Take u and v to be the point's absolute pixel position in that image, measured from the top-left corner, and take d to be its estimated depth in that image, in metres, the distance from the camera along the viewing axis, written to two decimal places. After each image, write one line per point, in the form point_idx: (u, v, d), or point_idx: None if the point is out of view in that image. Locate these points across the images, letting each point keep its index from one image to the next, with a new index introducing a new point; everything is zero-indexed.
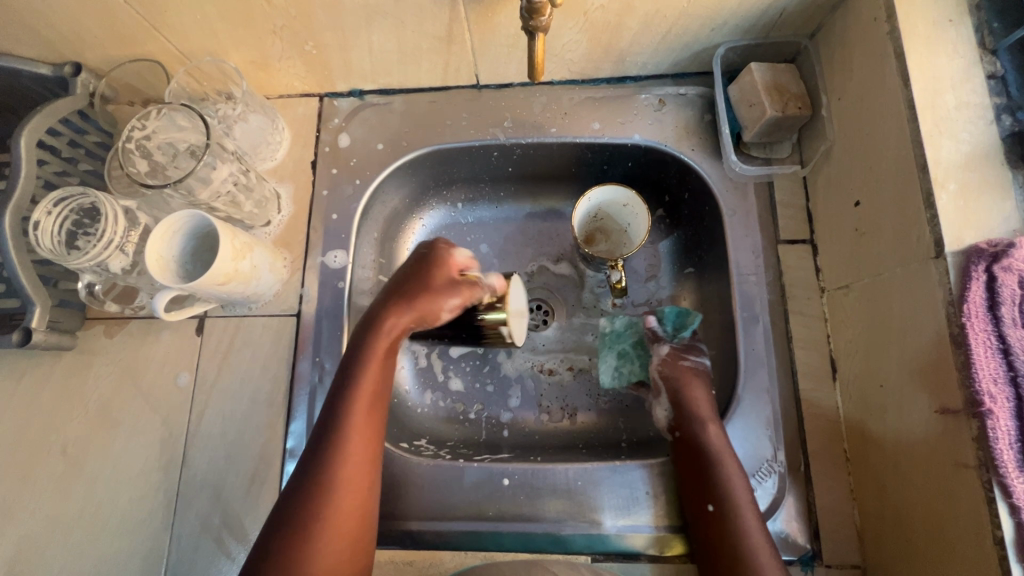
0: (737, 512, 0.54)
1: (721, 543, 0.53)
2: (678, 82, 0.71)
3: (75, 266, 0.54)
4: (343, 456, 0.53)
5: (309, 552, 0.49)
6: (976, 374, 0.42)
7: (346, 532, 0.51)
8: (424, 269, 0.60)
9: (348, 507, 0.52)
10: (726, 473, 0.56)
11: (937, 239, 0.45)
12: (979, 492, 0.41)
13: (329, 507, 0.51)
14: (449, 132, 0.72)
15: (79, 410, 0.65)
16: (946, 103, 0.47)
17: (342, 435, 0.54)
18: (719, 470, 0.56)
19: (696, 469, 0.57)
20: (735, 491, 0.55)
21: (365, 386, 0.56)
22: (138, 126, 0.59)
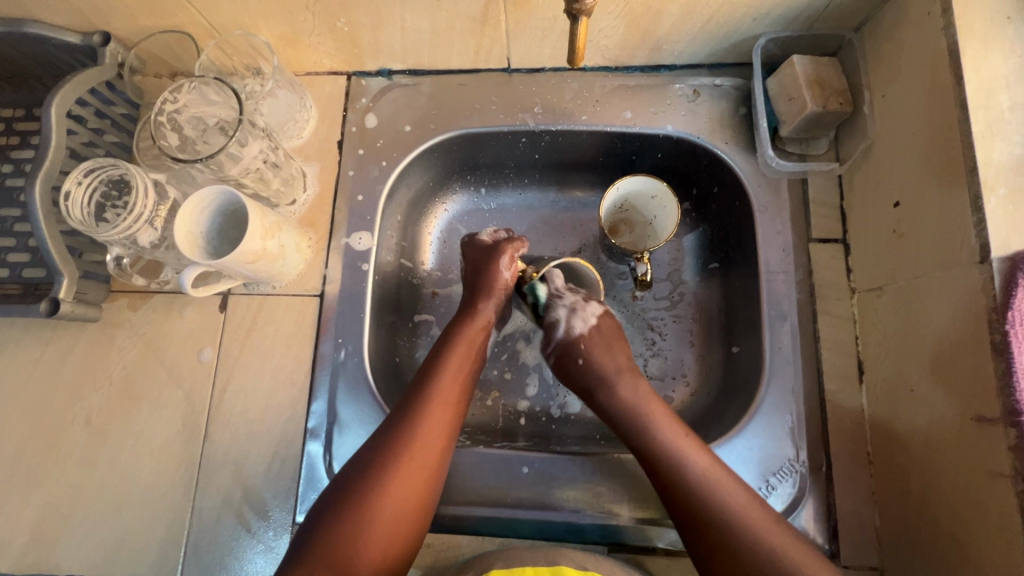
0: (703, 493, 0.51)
1: (704, 529, 0.50)
2: (714, 73, 0.69)
3: (104, 238, 0.54)
4: (419, 419, 0.56)
5: (366, 510, 0.51)
6: (1016, 383, 0.41)
7: (407, 497, 0.53)
8: (485, 254, 0.66)
9: (413, 470, 0.54)
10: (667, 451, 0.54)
11: (983, 244, 0.44)
12: (1013, 502, 0.41)
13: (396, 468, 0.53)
14: (478, 116, 0.71)
15: (103, 381, 0.66)
16: (1000, 104, 0.46)
17: (424, 399, 0.58)
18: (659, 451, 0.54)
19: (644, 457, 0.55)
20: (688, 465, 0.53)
21: (453, 354, 0.61)
22: (169, 100, 0.58)
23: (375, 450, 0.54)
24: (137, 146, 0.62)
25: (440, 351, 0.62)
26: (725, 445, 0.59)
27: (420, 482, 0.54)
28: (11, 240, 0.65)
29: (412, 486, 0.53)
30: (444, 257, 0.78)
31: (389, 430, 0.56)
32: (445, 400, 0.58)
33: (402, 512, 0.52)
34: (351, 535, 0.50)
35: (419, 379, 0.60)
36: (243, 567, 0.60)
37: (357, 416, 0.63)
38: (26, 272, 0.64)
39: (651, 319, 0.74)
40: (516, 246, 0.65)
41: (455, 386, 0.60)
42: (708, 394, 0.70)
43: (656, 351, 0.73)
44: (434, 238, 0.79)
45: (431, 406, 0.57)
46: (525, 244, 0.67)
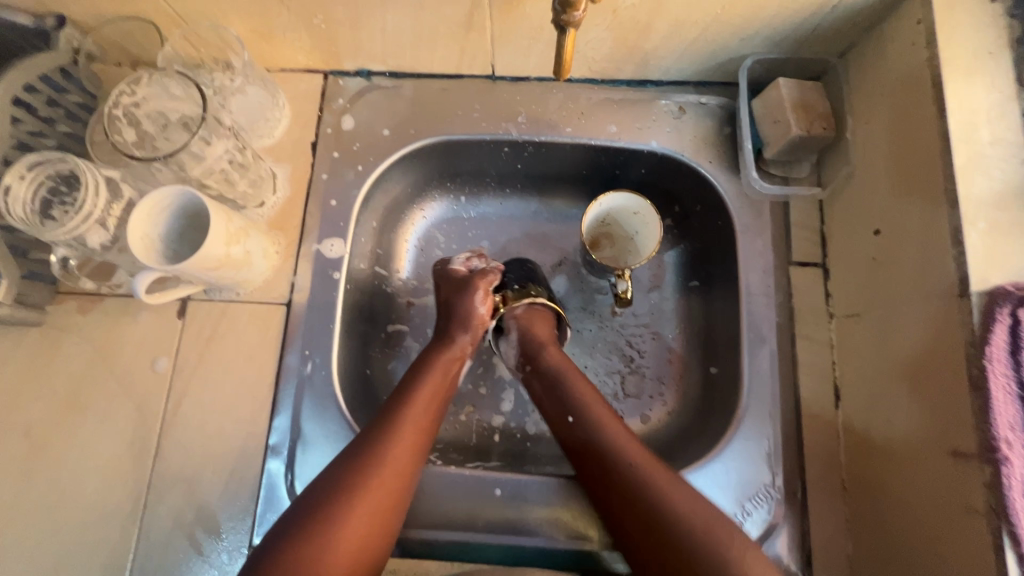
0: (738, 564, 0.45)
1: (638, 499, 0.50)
2: (700, 90, 0.69)
3: (51, 238, 0.50)
4: (389, 448, 0.53)
5: (318, 554, 0.46)
6: (993, 420, 0.41)
7: (366, 535, 0.49)
8: (456, 285, 0.66)
9: (375, 504, 0.50)
10: (700, 521, 0.47)
11: (962, 277, 0.44)
12: (988, 540, 0.41)
13: (359, 503, 0.49)
14: (460, 122, 0.69)
15: (45, 390, 0.61)
16: (981, 138, 0.46)
17: (397, 428, 0.54)
18: (674, 509, 0.48)
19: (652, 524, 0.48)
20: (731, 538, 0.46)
21: (428, 379, 0.60)
22: (127, 92, 0.54)
23: (335, 481, 0.50)
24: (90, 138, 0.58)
25: (415, 375, 0.60)
26: (703, 469, 0.58)
27: (381, 519, 0.50)
28: None
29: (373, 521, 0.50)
30: (420, 266, 0.77)
31: (352, 458, 0.52)
32: (418, 432, 0.56)
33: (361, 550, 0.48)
34: None
35: (391, 405, 0.57)
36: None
37: (323, 433, 0.60)
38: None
39: (630, 336, 0.74)
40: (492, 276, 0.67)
41: (427, 414, 0.57)
42: (684, 413, 0.69)
43: (633, 368, 0.73)
44: (410, 246, 0.76)
45: (404, 435, 0.54)
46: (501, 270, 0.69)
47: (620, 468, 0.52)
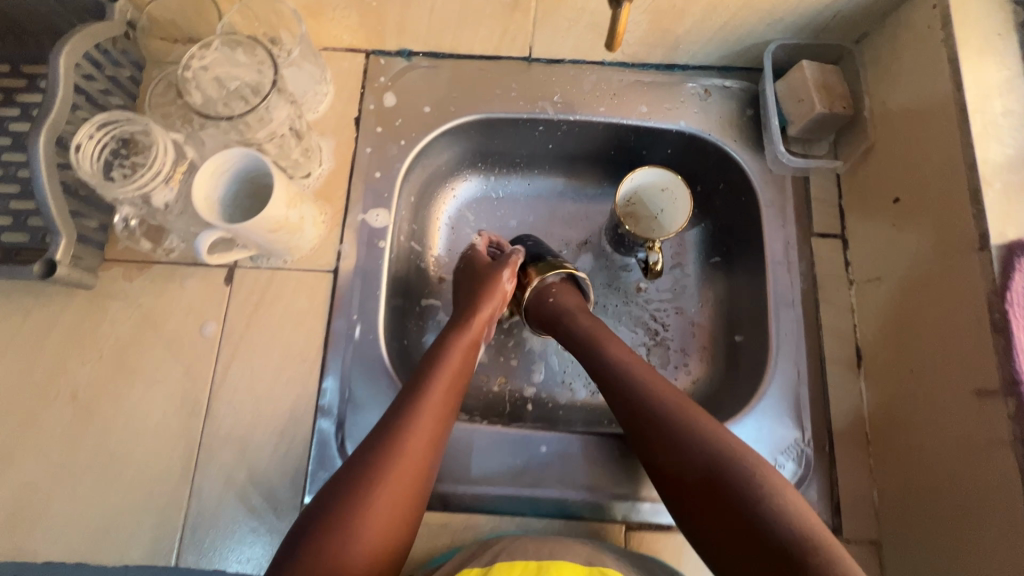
0: (767, 508, 0.46)
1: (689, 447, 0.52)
2: (724, 75, 0.73)
3: (116, 194, 0.52)
4: (407, 437, 0.52)
5: (352, 526, 0.46)
6: (1016, 357, 0.45)
7: (394, 514, 0.49)
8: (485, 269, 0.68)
9: (395, 495, 0.49)
10: (738, 455, 0.50)
11: (982, 233, 0.49)
12: (1013, 467, 0.45)
13: (379, 495, 0.48)
14: (498, 101, 0.72)
15: (93, 354, 0.62)
16: (994, 109, 0.51)
17: (415, 416, 0.53)
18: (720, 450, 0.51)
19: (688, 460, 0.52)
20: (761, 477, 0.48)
21: (444, 365, 0.59)
22: (197, 56, 0.57)
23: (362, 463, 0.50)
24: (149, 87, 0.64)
25: (432, 362, 0.59)
26: (737, 424, 0.62)
27: (412, 493, 0.50)
28: None
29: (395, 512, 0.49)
30: (453, 243, 0.79)
31: (372, 448, 0.51)
32: (435, 420, 0.55)
33: (384, 541, 0.47)
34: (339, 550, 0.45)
35: (407, 391, 0.56)
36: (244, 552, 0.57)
37: (372, 394, 0.61)
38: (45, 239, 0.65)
39: (655, 310, 0.77)
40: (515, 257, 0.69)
41: (444, 400, 0.56)
42: (710, 380, 0.72)
43: (659, 341, 0.75)
44: (442, 224, 0.79)
45: (422, 423, 0.53)
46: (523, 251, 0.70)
47: (655, 413, 0.55)
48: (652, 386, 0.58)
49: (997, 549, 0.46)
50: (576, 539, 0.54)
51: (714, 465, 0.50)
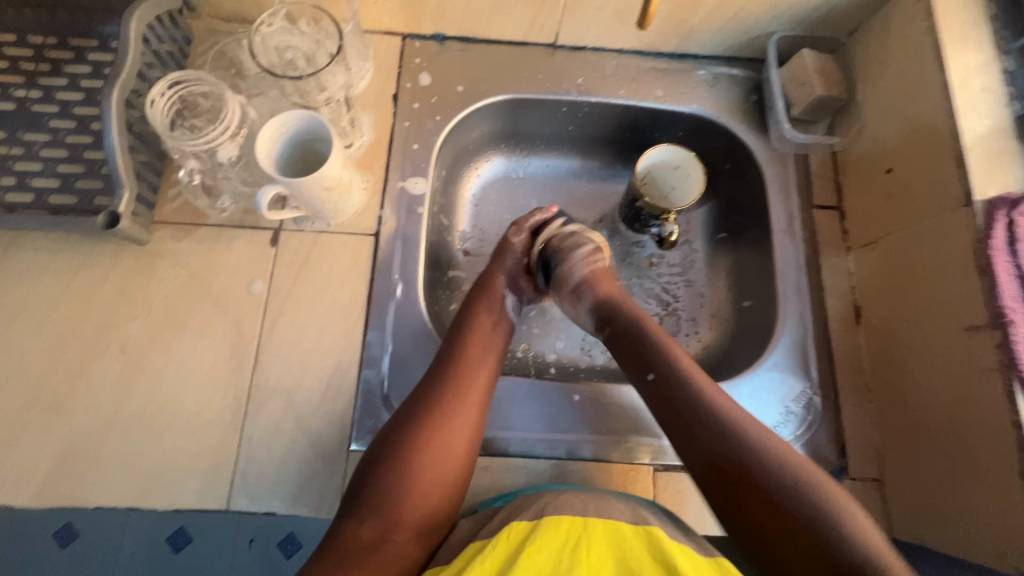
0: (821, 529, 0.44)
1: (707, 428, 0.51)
2: (730, 64, 0.80)
3: (187, 147, 0.56)
4: (447, 408, 0.55)
5: (394, 493, 0.51)
6: (1000, 294, 0.52)
7: (430, 483, 0.52)
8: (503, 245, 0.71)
9: (434, 458, 0.53)
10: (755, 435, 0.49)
11: (967, 191, 0.56)
12: (1000, 389, 0.51)
13: (421, 457, 0.52)
14: (526, 82, 0.77)
15: (142, 310, 0.64)
16: (973, 87, 0.59)
17: (456, 389, 0.56)
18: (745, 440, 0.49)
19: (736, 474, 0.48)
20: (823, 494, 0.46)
21: (478, 334, 0.62)
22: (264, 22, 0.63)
23: (398, 435, 0.53)
24: (193, 54, 0.71)
25: (468, 333, 0.61)
26: (753, 374, 0.68)
27: (447, 464, 0.53)
28: (81, 166, 0.66)
29: (438, 476, 0.53)
30: (478, 219, 0.82)
31: (413, 415, 0.55)
32: (476, 390, 0.57)
33: (430, 497, 0.52)
34: (384, 511, 0.50)
35: (442, 366, 0.58)
36: (250, 534, 0.58)
37: (414, 347, 0.65)
38: (96, 200, 0.65)
39: (666, 283, 0.81)
40: (539, 212, 0.72)
41: (486, 370, 0.59)
42: (721, 344, 0.77)
43: (670, 311, 0.80)
44: (468, 200, 0.82)
45: (463, 395, 0.56)
46: (553, 211, 0.73)
47: (697, 419, 0.51)
48: (688, 369, 0.55)
49: (987, 466, 0.52)
50: (617, 496, 0.55)
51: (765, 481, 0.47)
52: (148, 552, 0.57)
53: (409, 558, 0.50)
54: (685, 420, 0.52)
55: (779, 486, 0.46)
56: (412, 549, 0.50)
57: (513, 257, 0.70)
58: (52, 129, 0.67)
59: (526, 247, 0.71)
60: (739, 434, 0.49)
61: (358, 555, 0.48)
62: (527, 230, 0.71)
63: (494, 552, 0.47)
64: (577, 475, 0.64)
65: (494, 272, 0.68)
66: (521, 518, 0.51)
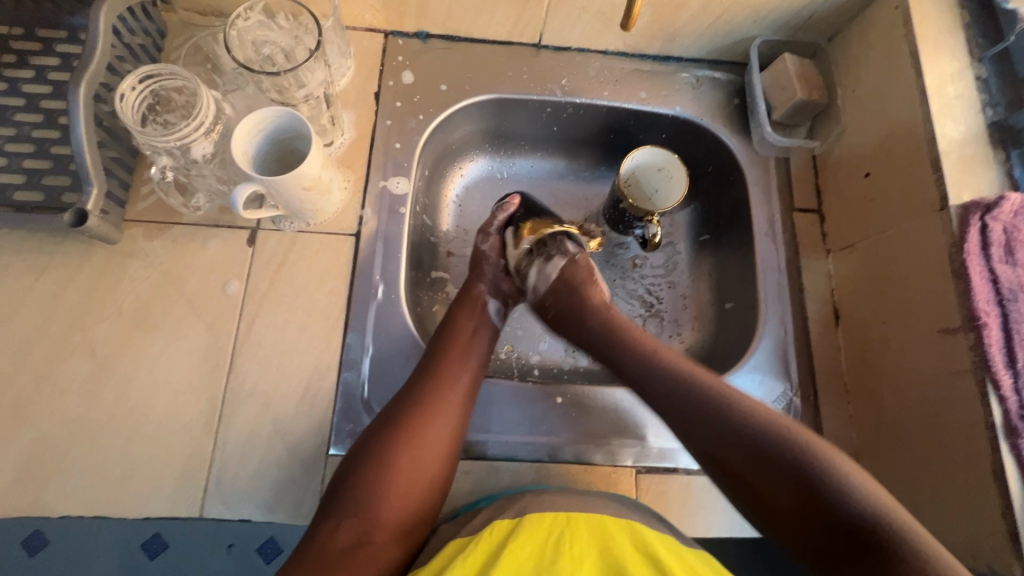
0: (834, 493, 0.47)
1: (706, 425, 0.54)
2: (713, 67, 0.81)
3: (158, 143, 0.54)
4: (427, 408, 0.55)
5: (372, 497, 0.50)
6: (973, 296, 0.53)
7: (408, 487, 0.51)
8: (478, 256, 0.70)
9: (412, 460, 0.52)
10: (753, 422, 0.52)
11: (942, 195, 0.57)
12: (974, 390, 0.52)
13: (400, 458, 0.52)
14: (511, 82, 0.77)
15: (112, 311, 0.62)
16: (949, 93, 0.60)
17: (436, 390, 0.56)
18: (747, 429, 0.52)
19: (752, 460, 0.51)
20: (828, 462, 0.49)
21: (458, 336, 0.62)
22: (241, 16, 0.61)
23: (375, 439, 0.53)
24: (167, 48, 0.69)
25: (449, 336, 0.61)
26: (735, 375, 0.68)
27: (426, 469, 0.53)
28: (48, 162, 0.64)
29: (416, 481, 0.52)
30: (461, 219, 0.81)
31: (394, 416, 0.54)
32: (456, 391, 0.57)
33: (409, 499, 0.51)
34: (360, 516, 0.49)
35: (422, 370, 0.58)
36: (229, 539, 0.56)
37: (395, 349, 0.64)
38: (64, 197, 0.63)
39: (649, 285, 0.81)
40: (502, 210, 0.71)
41: (467, 374, 0.59)
42: (703, 345, 0.78)
43: (653, 312, 0.80)
44: (451, 200, 0.81)
45: (443, 399, 0.56)
46: (515, 202, 0.71)
47: (711, 425, 0.53)
48: (683, 368, 0.58)
49: (960, 466, 0.53)
50: (601, 494, 0.54)
51: (756, 446, 0.51)
52: (123, 559, 0.55)
53: (387, 561, 0.50)
54: (692, 420, 0.55)
55: (793, 457, 0.49)
56: (390, 550, 0.50)
57: (491, 263, 0.69)
58: (16, 123, 0.65)
59: (498, 249, 0.70)
60: (745, 418, 0.53)
61: (336, 559, 0.47)
62: (495, 231, 0.71)
63: (476, 550, 0.47)
64: (560, 478, 0.64)
65: (474, 282, 0.68)
66: (502, 517, 0.50)
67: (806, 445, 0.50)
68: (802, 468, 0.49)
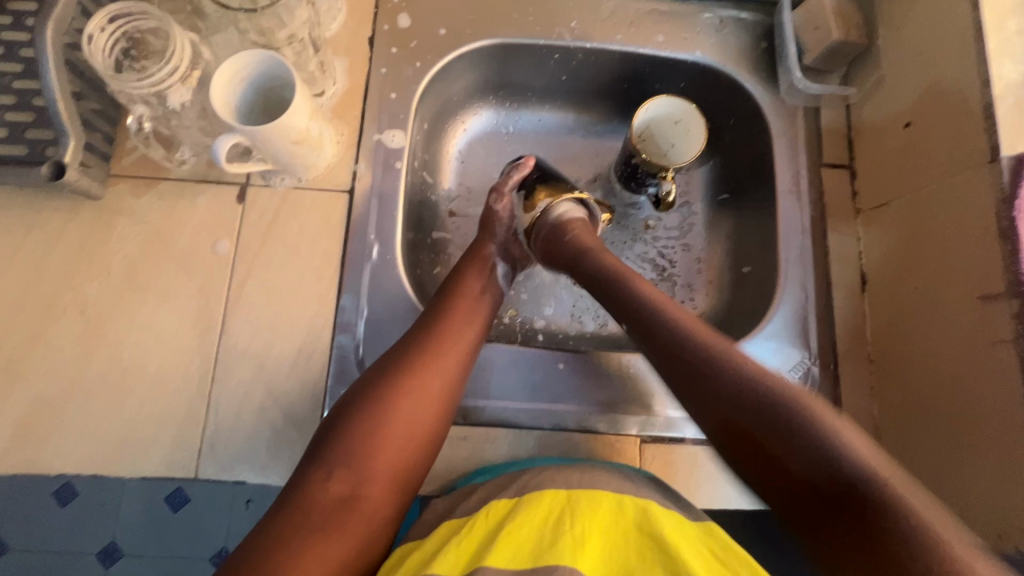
0: (823, 452, 0.38)
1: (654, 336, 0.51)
2: (739, 7, 0.73)
3: (133, 91, 0.51)
4: (427, 364, 0.52)
5: (365, 449, 0.48)
6: (1021, 260, 0.48)
7: (402, 443, 0.49)
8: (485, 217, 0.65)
9: (409, 415, 0.50)
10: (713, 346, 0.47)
11: (993, 145, 0.51)
12: (1013, 363, 0.48)
13: (394, 412, 0.49)
14: (516, 25, 0.71)
15: (101, 271, 0.60)
16: (1009, 28, 0.52)
17: (437, 347, 0.54)
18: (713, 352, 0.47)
19: (731, 411, 0.43)
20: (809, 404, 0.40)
21: (464, 295, 0.58)
22: None
23: (370, 390, 0.50)
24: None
25: (454, 293, 0.58)
26: (749, 342, 0.64)
27: (421, 423, 0.50)
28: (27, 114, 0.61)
29: (410, 437, 0.50)
30: (463, 176, 0.76)
31: (390, 370, 0.52)
32: (456, 350, 0.54)
33: (404, 455, 0.49)
34: (352, 469, 0.47)
35: (421, 326, 0.55)
36: (247, 495, 0.56)
37: (390, 313, 0.62)
38: (47, 151, 0.59)
39: (662, 247, 0.76)
40: (516, 170, 0.65)
41: (470, 333, 0.56)
42: (717, 312, 0.73)
43: (666, 276, 0.75)
44: (453, 156, 0.76)
45: (442, 354, 0.53)
46: (530, 163, 0.66)
47: (666, 335, 0.50)
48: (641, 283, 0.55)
49: (990, 441, 0.50)
50: (606, 469, 0.51)
51: (710, 369, 0.46)
52: (145, 512, 0.56)
53: (383, 519, 0.47)
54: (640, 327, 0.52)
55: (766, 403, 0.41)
56: (384, 508, 0.47)
57: (502, 226, 0.65)
58: None
59: (511, 212, 0.65)
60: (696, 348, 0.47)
61: (325, 510, 0.45)
62: (509, 192, 0.65)
63: (472, 532, 0.45)
64: (562, 447, 0.61)
65: (484, 242, 0.64)
66: (501, 497, 0.48)
67: (800, 404, 0.40)
68: (779, 416, 0.40)
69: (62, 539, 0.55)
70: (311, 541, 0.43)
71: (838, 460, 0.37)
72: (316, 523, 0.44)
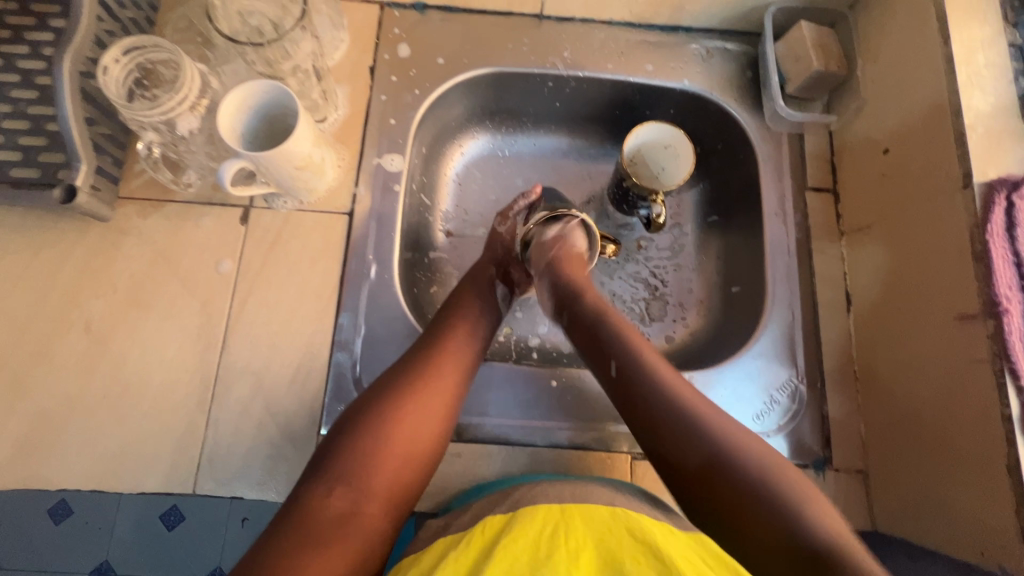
0: (788, 524, 0.41)
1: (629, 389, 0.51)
2: (725, 38, 0.77)
3: (142, 118, 0.54)
4: (430, 382, 0.54)
5: (367, 464, 0.49)
6: (995, 281, 0.50)
7: (400, 459, 0.50)
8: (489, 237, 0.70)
9: (409, 432, 0.51)
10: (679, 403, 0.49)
11: (966, 172, 0.53)
12: (991, 382, 0.49)
13: (395, 429, 0.51)
14: (511, 55, 0.74)
15: (106, 289, 0.62)
16: (978, 61, 0.55)
17: (438, 366, 0.55)
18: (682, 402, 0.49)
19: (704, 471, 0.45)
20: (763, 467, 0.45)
21: (464, 316, 0.60)
22: None
23: (373, 407, 0.52)
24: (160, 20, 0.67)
25: (455, 313, 0.60)
26: (736, 361, 0.66)
27: (420, 440, 0.52)
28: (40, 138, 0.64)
29: (410, 453, 0.51)
30: (460, 198, 0.79)
31: (390, 387, 0.53)
32: (456, 368, 0.56)
33: (402, 472, 0.50)
34: (354, 484, 0.48)
35: (422, 346, 0.57)
36: (243, 512, 0.57)
37: (386, 331, 0.63)
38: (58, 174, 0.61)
39: (654, 267, 0.78)
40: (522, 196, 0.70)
41: (469, 352, 0.58)
42: (707, 331, 0.75)
43: (657, 296, 0.77)
44: (451, 179, 0.79)
45: (443, 372, 0.55)
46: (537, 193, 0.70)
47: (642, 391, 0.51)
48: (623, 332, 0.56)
49: (971, 459, 0.51)
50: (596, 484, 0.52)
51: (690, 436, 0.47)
52: (139, 526, 0.56)
53: (381, 535, 0.48)
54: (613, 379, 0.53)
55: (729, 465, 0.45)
56: (382, 523, 0.48)
57: (503, 246, 0.68)
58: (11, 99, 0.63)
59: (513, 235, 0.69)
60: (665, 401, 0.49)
61: (327, 522, 0.45)
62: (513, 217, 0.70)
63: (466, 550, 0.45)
64: (554, 464, 0.62)
65: (484, 263, 0.66)
66: (494, 516, 0.48)
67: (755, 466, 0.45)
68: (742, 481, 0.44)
69: (63, 554, 0.56)
70: (313, 552, 0.43)
71: (810, 539, 0.40)
72: (316, 535, 0.44)
